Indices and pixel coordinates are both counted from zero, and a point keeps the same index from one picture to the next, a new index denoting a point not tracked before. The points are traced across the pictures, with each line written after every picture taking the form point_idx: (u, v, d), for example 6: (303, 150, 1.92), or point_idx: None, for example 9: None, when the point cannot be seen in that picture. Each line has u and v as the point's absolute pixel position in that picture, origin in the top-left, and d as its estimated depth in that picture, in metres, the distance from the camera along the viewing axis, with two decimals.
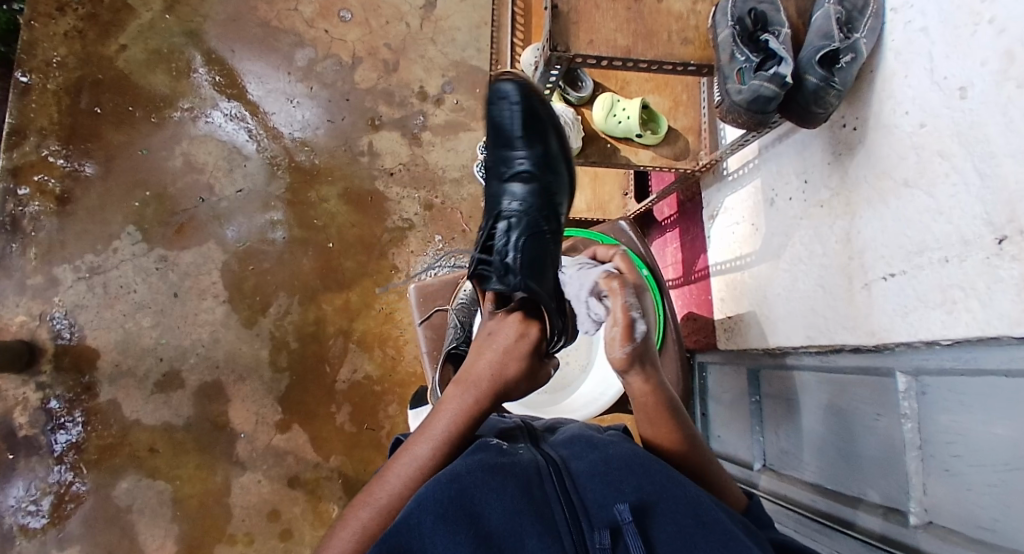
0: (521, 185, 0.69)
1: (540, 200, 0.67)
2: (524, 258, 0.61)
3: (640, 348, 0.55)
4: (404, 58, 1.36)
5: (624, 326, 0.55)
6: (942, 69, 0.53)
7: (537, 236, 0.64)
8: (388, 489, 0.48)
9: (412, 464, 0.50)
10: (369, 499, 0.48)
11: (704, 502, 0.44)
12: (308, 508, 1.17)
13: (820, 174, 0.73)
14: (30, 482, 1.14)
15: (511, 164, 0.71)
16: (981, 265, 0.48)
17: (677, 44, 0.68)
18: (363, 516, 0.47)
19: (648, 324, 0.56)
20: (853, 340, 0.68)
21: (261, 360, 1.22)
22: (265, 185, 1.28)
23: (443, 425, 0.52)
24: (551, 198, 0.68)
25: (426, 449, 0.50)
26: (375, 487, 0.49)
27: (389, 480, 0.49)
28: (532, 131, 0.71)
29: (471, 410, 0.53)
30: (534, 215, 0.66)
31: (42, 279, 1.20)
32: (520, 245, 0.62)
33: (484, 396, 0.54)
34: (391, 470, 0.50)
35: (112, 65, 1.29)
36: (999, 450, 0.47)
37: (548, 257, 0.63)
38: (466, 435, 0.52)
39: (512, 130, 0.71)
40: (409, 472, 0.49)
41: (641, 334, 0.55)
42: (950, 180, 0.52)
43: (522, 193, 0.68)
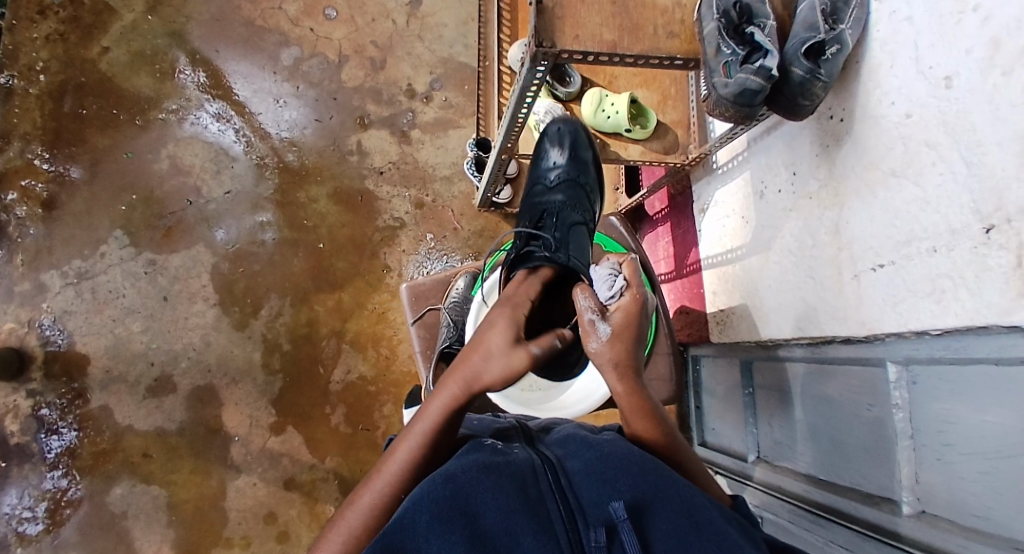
0: (561, 191, 0.80)
1: (579, 205, 0.79)
2: (567, 243, 0.71)
3: (604, 347, 0.56)
4: (391, 56, 1.35)
5: (585, 321, 0.57)
6: (928, 59, 0.53)
7: (574, 232, 0.73)
8: (377, 491, 0.48)
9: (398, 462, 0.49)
10: (356, 499, 0.48)
11: (699, 501, 0.45)
12: (304, 510, 1.17)
13: (808, 166, 0.73)
14: (23, 490, 1.13)
15: (550, 179, 0.82)
16: (970, 254, 0.48)
17: (663, 38, 0.68)
18: (353, 519, 0.47)
19: (617, 327, 0.56)
20: (844, 331, 0.68)
21: (253, 363, 1.21)
22: (254, 187, 1.26)
23: (426, 421, 0.51)
24: (583, 205, 0.79)
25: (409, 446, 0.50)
26: (363, 489, 0.49)
27: (376, 482, 0.49)
28: (576, 149, 0.83)
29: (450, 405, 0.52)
30: (572, 214, 0.77)
31: (29, 286, 1.19)
32: (563, 234, 0.72)
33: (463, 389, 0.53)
34: (379, 471, 0.49)
35: (96, 67, 1.27)
36: (992, 438, 0.48)
37: (583, 248, 0.73)
38: (448, 430, 0.52)
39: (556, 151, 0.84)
40: (398, 472, 0.49)
41: (604, 333, 0.56)
42: (937, 170, 0.52)
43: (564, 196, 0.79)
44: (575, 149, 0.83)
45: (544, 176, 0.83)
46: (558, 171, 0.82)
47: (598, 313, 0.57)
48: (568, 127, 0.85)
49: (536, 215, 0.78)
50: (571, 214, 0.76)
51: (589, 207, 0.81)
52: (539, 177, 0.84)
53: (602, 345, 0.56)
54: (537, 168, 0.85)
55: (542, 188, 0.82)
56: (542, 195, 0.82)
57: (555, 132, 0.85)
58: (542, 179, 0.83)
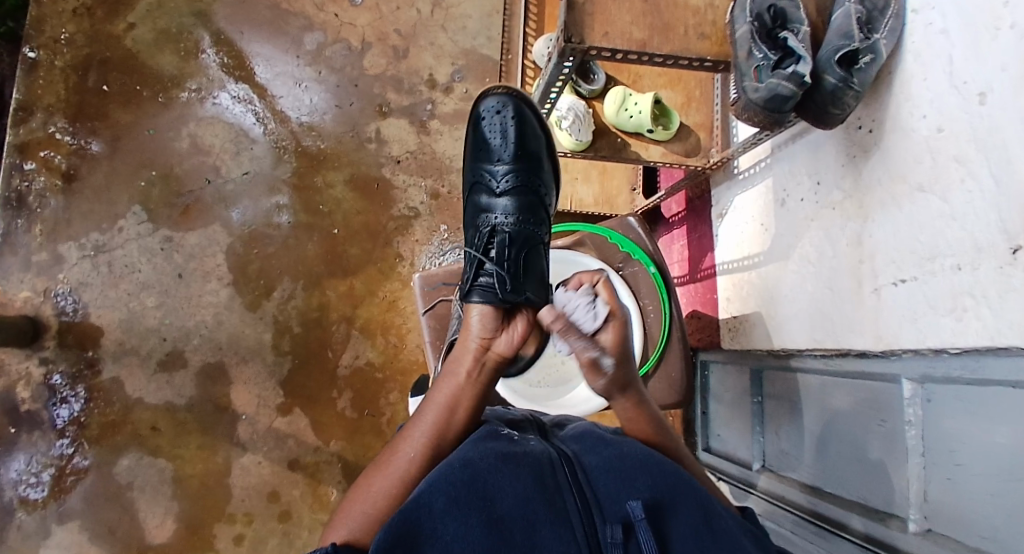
0: (510, 196, 0.74)
1: (534, 214, 0.73)
2: (521, 267, 0.65)
3: (611, 382, 0.55)
4: (414, 45, 1.34)
5: (588, 361, 0.55)
6: (962, 73, 0.52)
7: (527, 249, 0.68)
8: (401, 457, 0.52)
9: (423, 431, 0.53)
10: (382, 467, 0.51)
11: (715, 507, 0.45)
12: (307, 491, 1.18)
13: (832, 175, 0.73)
14: (32, 457, 1.15)
15: (496, 180, 0.76)
16: (994, 274, 0.48)
17: (693, 38, 0.67)
18: (379, 482, 0.50)
19: (616, 354, 0.55)
20: (860, 344, 0.67)
21: (264, 344, 1.22)
22: (271, 169, 1.27)
23: (442, 390, 0.57)
24: (536, 210, 0.74)
25: (432, 415, 0.55)
26: (388, 457, 0.52)
27: (399, 449, 0.52)
28: (526, 140, 0.77)
29: (466, 379, 0.57)
30: (526, 226, 0.71)
31: (46, 256, 1.21)
32: (513, 253, 0.67)
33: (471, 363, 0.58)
34: (402, 441, 0.53)
35: (121, 43, 1.28)
36: (1004, 459, 0.47)
37: (540, 266, 0.68)
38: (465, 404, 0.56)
39: (501, 146, 0.77)
40: (421, 437, 0.53)
41: (610, 367, 0.55)
42: (966, 187, 0.51)
43: (517, 204, 0.73)
44: (527, 143, 0.77)
45: (490, 179, 0.76)
46: (505, 170, 0.76)
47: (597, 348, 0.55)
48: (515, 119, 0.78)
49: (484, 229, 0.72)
50: (525, 229, 0.71)
51: (545, 207, 0.76)
52: (483, 183, 0.77)
53: (609, 381, 0.55)
54: (481, 164, 0.78)
55: (488, 197, 0.75)
56: (489, 202, 0.75)
57: (499, 125, 0.78)
58: (487, 183, 0.76)
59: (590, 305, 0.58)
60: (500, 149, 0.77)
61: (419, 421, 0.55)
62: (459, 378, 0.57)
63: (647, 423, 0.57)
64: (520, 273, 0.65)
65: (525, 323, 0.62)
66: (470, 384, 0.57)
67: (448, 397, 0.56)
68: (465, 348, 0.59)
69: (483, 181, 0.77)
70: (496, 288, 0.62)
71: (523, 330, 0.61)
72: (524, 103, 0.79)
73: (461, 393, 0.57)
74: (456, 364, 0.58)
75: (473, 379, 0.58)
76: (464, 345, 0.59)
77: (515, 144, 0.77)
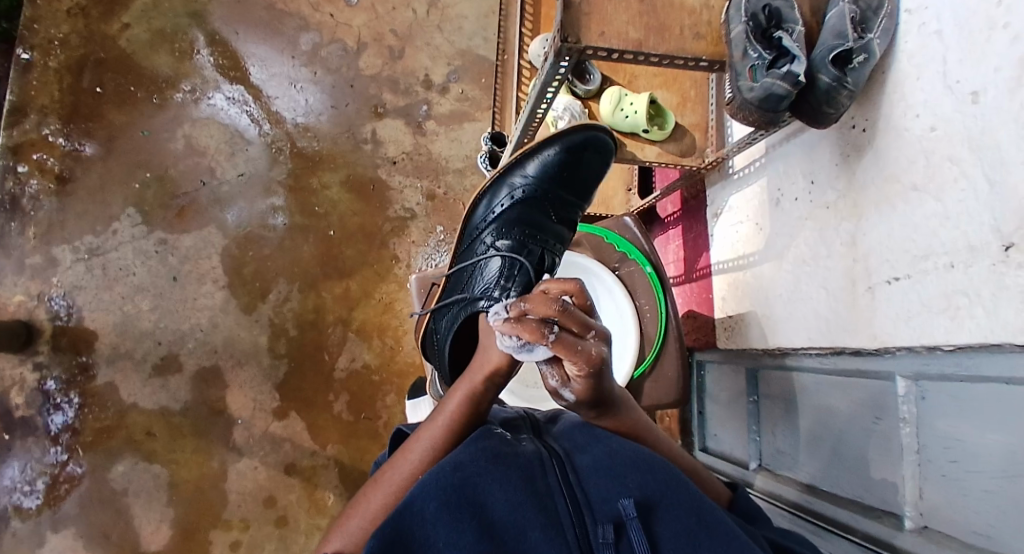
0: (521, 211, 0.72)
1: (557, 238, 0.74)
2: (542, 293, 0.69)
3: (576, 405, 0.53)
4: (410, 45, 1.34)
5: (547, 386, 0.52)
6: (955, 74, 0.52)
7: (526, 277, 0.68)
8: (401, 469, 0.50)
9: (427, 442, 0.51)
10: (382, 481, 0.49)
11: (706, 503, 0.45)
12: (303, 495, 1.18)
13: (826, 175, 0.73)
14: (26, 463, 1.14)
15: (515, 188, 0.73)
16: (987, 272, 0.48)
17: (689, 39, 0.67)
18: (378, 500, 0.48)
19: (581, 396, 0.51)
20: (854, 344, 0.67)
21: (259, 347, 1.21)
22: (267, 170, 1.27)
23: (450, 407, 0.54)
24: (541, 235, 0.72)
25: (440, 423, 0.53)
26: (387, 472, 0.50)
27: (401, 464, 0.50)
28: (578, 168, 0.74)
29: (476, 391, 0.55)
30: (527, 250, 0.70)
31: (40, 259, 1.20)
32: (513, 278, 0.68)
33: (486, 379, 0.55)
34: (404, 452, 0.51)
35: (115, 44, 1.27)
36: (997, 458, 0.47)
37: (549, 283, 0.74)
38: (472, 415, 0.54)
39: (541, 160, 0.72)
40: (426, 450, 0.51)
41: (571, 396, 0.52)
42: (959, 186, 0.51)
43: (544, 224, 0.73)
44: (577, 169, 0.74)
45: (524, 183, 0.72)
46: (526, 183, 0.72)
47: (561, 379, 0.51)
48: (580, 144, 0.73)
49: (512, 235, 0.71)
50: (550, 251, 0.73)
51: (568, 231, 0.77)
52: (516, 182, 0.73)
53: (573, 403, 0.53)
54: (512, 165, 0.73)
55: (517, 199, 0.72)
56: (518, 208, 0.72)
57: (562, 142, 0.72)
58: (519, 187, 0.72)
59: (528, 350, 0.49)
60: (537, 162, 0.72)
61: (423, 437, 0.52)
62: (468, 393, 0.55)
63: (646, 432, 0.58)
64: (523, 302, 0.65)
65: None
66: (481, 404, 0.55)
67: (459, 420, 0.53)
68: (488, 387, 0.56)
69: (516, 179, 0.73)
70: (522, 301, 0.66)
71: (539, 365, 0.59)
72: (591, 126, 0.73)
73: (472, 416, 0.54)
74: (473, 392, 0.55)
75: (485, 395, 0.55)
76: (487, 380, 0.55)
77: (566, 166, 0.73)
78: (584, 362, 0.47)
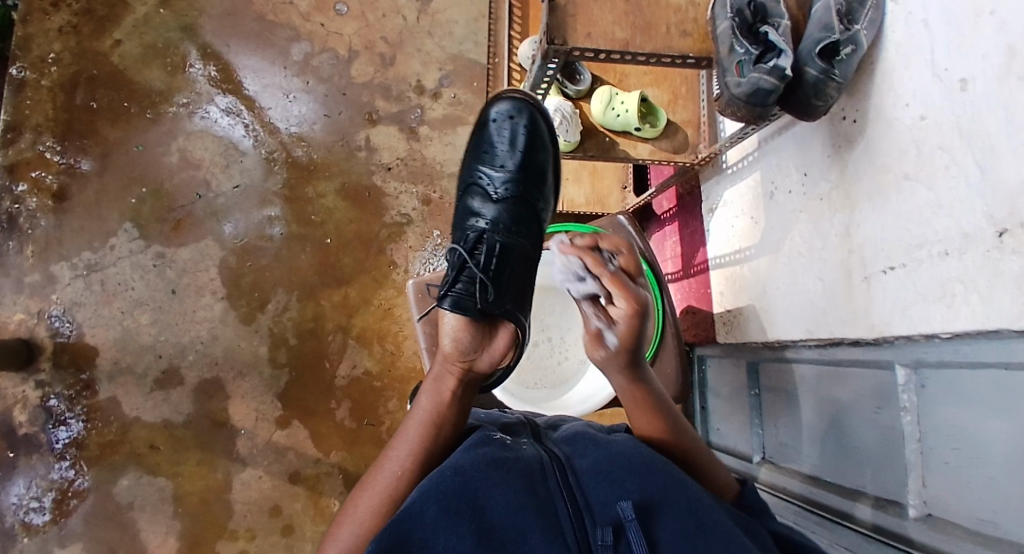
0: (478, 200, 0.75)
1: (522, 207, 0.73)
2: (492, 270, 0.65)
3: (611, 357, 0.58)
4: (401, 52, 1.35)
5: (592, 331, 0.59)
6: (943, 62, 0.52)
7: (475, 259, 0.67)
8: (384, 473, 0.52)
9: (406, 448, 0.54)
10: (368, 487, 0.51)
11: (705, 503, 0.45)
12: (308, 504, 1.18)
13: (819, 168, 0.73)
14: (30, 480, 1.14)
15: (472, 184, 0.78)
16: (981, 259, 0.48)
17: (676, 36, 0.67)
18: (366, 500, 0.50)
19: (621, 340, 0.57)
20: (852, 335, 0.67)
21: (260, 357, 1.22)
22: (263, 181, 1.27)
23: (419, 408, 0.57)
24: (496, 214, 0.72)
25: (413, 429, 0.55)
26: (374, 474, 0.52)
27: (384, 466, 0.53)
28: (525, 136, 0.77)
29: (439, 387, 0.58)
30: (480, 231, 0.70)
31: (39, 277, 1.20)
32: (464, 263, 0.66)
33: (441, 370, 0.59)
34: (385, 456, 0.54)
35: (108, 60, 1.28)
36: (999, 445, 0.47)
37: (524, 277, 0.68)
38: (444, 415, 0.56)
39: (487, 150, 0.78)
40: (404, 454, 0.53)
41: (611, 342, 0.57)
42: (951, 173, 0.51)
43: (506, 194, 0.74)
44: (523, 137, 0.77)
45: (477, 174, 0.77)
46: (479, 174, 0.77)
47: (606, 322, 0.58)
48: (517, 115, 0.79)
49: (473, 218, 0.73)
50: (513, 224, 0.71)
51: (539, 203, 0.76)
52: (471, 179, 0.78)
53: (610, 354, 0.58)
54: (468, 169, 0.80)
55: (473, 191, 0.76)
56: (478, 190, 0.76)
57: (500, 119, 0.80)
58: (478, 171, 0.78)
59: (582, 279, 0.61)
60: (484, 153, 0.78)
61: (402, 438, 0.55)
62: (431, 389, 0.58)
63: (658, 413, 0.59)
64: (471, 286, 0.63)
65: (509, 341, 0.63)
66: (445, 399, 0.57)
67: (428, 414, 0.56)
68: (443, 371, 0.58)
69: (471, 176, 0.78)
70: (472, 298, 0.62)
71: (502, 346, 0.62)
72: (519, 100, 0.79)
73: (442, 408, 0.57)
74: (434, 381, 0.58)
75: (447, 388, 0.58)
76: (442, 366, 0.59)
77: (511, 137, 0.77)
78: (630, 297, 0.56)
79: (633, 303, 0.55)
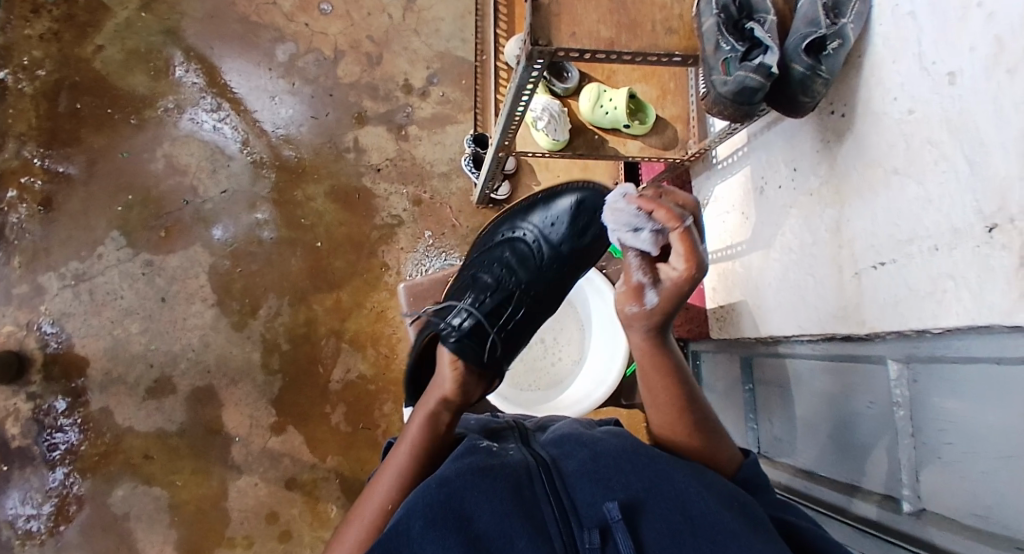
0: (519, 258, 0.74)
1: (553, 281, 0.74)
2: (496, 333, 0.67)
3: (642, 315, 0.56)
4: (387, 51, 1.33)
5: (633, 283, 0.56)
6: (931, 55, 0.52)
7: (493, 316, 0.69)
8: (371, 503, 0.53)
9: (393, 476, 0.54)
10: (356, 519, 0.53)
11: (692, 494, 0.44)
12: (305, 509, 1.17)
13: (808, 163, 0.73)
14: (25, 492, 1.14)
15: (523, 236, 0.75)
16: (971, 254, 0.47)
17: (661, 34, 0.66)
18: (354, 531, 0.52)
19: (662, 305, 0.55)
20: (844, 330, 0.67)
21: (253, 363, 1.21)
22: (249, 186, 1.26)
23: (409, 439, 0.57)
24: (530, 285, 0.73)
25: (401, 457, 0.56)
26: (359, 508, 0.54)
27: (371, 498, 0.53)
28: (584, 221, 0.73)
29: (429, 417, 0.58)
30: (507, 292, 0.71)
31: (27, 288, 1.19)
32: (482, 314, 0.68)
33: (432, 406, 0.59)
34: (372, 485, 0.55)
35: (90, 66, 1.26)
36: (992, 435, 0.47)
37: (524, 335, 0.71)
38: (431, 440, 0.57)
39: (554, 221, 0.74)
40: (392, 480, 0.54)
41: (650, 303, 0.56)
42: (940, 168, 0.51)
43: (544, 266, 0.73)
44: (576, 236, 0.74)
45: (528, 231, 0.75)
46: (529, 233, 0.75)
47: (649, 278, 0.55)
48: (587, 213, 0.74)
49: (506, 264, 0.74)
50: (536, 295, 0.73)
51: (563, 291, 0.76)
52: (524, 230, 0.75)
53: (640, 312, 0.56)
54: (528, 216, 0.76)
55: (516, 245, 0.75)
56: (520, 242, 0.75)
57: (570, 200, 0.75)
58: (523, 227, 0.75)
59: (643, 228, 0.54)
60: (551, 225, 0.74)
61: (388, 467, 0.55)
62: (418, 420, 0.59)
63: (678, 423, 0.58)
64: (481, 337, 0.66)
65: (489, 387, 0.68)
66: (436, 429, 0.58)
67: (417, 438, 0.57)
68: (438, 408, 0.59)
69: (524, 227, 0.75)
70: (473, 346, 0.64)
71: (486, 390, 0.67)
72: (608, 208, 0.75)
73: (426, 435, 0.57)
74: (425, 412, 0.59)
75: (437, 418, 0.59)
76: (438, 401, 0.60)
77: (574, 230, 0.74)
78: (691, 262, 0.51)
79: (694, 274, 0.51)
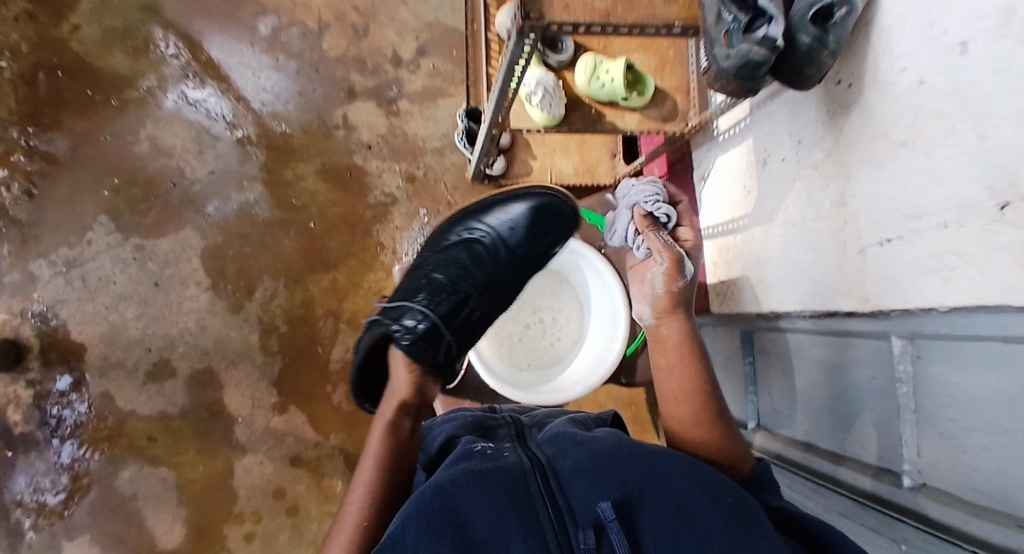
0: (474, 258, 0.73)
1: (507, 282, 0.74)
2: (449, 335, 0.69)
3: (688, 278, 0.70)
4: (374, 22, 1.28)
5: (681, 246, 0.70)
6: (942, 22, 0.49)
7: (446, 319, 0.69)
8: (347, 519, 0.54)
9: (364, 487, 0.57)
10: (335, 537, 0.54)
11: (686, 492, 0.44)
12: (311, 485, 1.19)
13: (812, 134, 0.70)
14: (32, 476, 1.15)
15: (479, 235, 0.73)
16: (981, 232, 0.46)
17: (659, 4, 0.63)
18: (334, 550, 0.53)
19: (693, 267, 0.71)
20: (848, 306, 0.65)
21: (251, 346, 1.20)
22: (238, 166, 1.23)
23: (373, 450, 0.59)
24: (483, 286, 0.72)
25: (369, 471, 0.58)
26: (337, 528, 0.55)
27: (345, 518, 0.55)
28: (542, 228, 0.73)
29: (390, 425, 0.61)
30: (460, 294, 0.71)
31: (18, 276, 1.17)
32: (434, 317, 0.68)
33: (391, 414, 0.62)
34: (346, 502, 0.56)
35: (65, 44, 1.21)
36: (998, 415, 0.47)
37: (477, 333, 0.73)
38: (395, 445, 0.60)
39: (512, 222, 0.73)
40: (364, 490, 0.56)
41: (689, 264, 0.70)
42: (949, 141, 0.49)
43: (499, 268, 0.73)
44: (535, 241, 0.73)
45: (484, 230, 0.73)
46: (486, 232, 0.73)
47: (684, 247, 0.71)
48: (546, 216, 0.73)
49: (462, 263, 0.72)
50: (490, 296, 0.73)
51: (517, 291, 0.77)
52: (479, 228, 0.74)
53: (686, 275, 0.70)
54: (485, 213, 0.74)
55: (472, 244, 0.73)
56: (477, 241, 0.73)
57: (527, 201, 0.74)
58: (478, 227, 0.74)
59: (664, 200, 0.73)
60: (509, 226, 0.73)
61: (358, 481, 0.57)
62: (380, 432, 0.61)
63: (704, 412, 0.65)
64: (433, 340, 0.67)
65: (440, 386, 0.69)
66: (399, 435, 0.61)
67: (381, 448, 0.59)
68: (399, 416, 0.62)
69: (478, 225, 0.74)
70: (426, 350, 0.66)
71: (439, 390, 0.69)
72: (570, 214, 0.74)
73: (391, 440, 0.60)
74: (385, 422, 0.61)
75: (398, 424, 0.62)
76: (398, 410, 0.62)
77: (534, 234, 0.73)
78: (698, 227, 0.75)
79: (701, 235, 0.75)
